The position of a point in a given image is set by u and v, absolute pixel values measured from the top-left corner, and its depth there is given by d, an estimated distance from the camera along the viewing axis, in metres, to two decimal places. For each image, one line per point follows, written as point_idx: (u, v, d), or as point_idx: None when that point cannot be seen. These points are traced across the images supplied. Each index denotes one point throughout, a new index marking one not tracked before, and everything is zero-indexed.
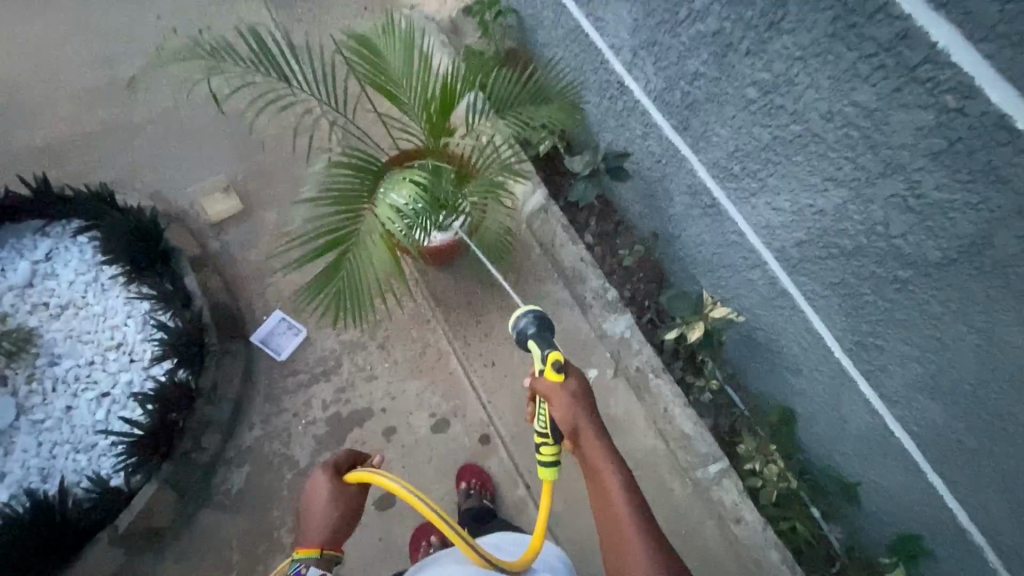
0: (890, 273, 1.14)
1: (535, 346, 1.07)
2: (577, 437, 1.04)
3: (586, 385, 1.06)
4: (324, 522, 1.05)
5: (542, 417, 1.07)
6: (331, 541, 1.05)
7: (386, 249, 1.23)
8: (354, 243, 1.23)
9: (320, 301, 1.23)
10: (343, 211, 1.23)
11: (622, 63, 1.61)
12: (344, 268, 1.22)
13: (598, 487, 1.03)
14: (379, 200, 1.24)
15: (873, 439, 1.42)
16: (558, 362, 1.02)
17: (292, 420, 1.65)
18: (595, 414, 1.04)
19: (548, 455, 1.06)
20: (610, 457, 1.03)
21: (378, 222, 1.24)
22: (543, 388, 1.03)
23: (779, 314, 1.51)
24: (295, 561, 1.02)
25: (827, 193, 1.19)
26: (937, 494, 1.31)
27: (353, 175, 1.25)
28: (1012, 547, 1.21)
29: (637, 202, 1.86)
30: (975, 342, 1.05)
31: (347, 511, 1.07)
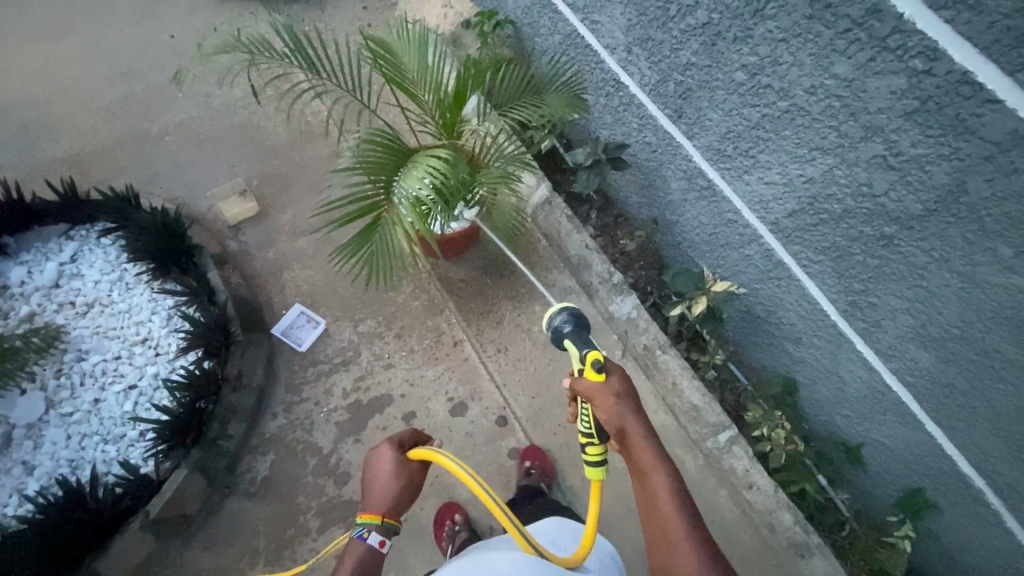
0: (877, 231, 1.24)
1: (573, 345, 1.14)
2: (624, 437, 1.06)
3: (627, 385, 1.09)
4: (386, 491, 1.10)
5: (586, 417, 1.09)
6: (392, 511, 1.09)
7: (414, 217, 1.26)
8: (385, 212, 1.30)
9: (353, 263, 1.30)
10: (375, 183, 1.31)
11: (617, 61, 1.74)
12: (375, 234, 1.28)
13: (646, 487, 1.03)
14: (408, 172, 1.30)
15: (873, 398, 1.50)
16: (597, 362, 1.07)
17: (314, 409, 1.69)
18: (641, 415, 1.07)
19: (594, 455, 1.07)
20: (660, 457, 1.04)
21: (407, 192, 1.27)
22: (585, 388, 1.07)
23: (776, 285, 1.61)
24: (358, 525, 1.07)
25: (814, 162, 1.30)
26: (936, 443, 1.39)
27: (383, 150, 1.33)
28: (1010, 486, 1.28)
29: (636, 193, 1.97)
30: (958, 286, 1.14)
31: (408, 484, 1.11)
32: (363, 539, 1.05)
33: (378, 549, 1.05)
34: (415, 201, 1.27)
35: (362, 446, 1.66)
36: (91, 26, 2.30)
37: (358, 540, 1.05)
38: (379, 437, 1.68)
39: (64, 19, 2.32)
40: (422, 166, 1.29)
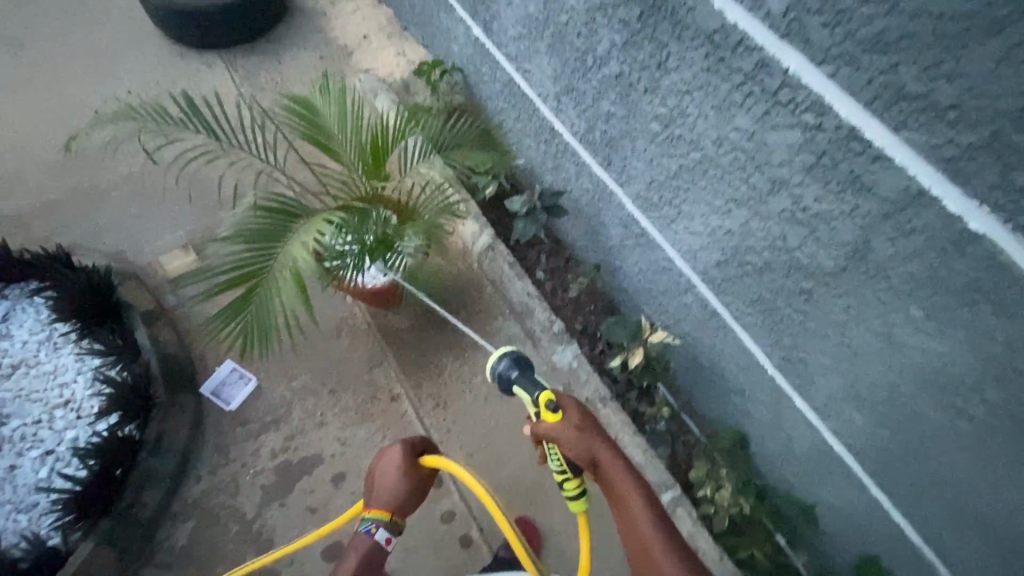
0: (797, 285, 1.18)
1: (522, 391, 1.10)
2: (594, 468, 1.08)
3: (585, 415, 1.11)
4: (394, 489, 1.16)
5: (556, 457, 1.10)
6: (400, 509, 1.15)
7: (296, 286, 1.25)
8: (263, 279, 1.25)
9: (226, 334, 1.24)
10: (253, 248, 1.27)
11: (550, 109, 1.72)
12: (251, 301, 1.23)
13: (626, 513, 1.06)
14: (294, 237, 1.28)
15: (818, 457, 1.40)
16: (550, 403, 1.08)
17: (240, 471, 1.63)
18: (606, 442, 1.09)
19: (574, 489, 1.09)
20: (630, 480, 1.07)
21: (289, 260, 1.26)
22: (548, 430, 1.07)
23: (715, 336, 1.53)
24: (367, 521, 1.12)
25: (731, 214, 1.25)
26: (884, 509, 1.28)
27: (271, 216, 1.30)
28: (960, 560, 1.17)
29: (581, 238, 1.91)
30: (878, 346, 1.07)
31: (416, 486, 1.18)
32: (370, 534, 1.10)
33: (383, 545, 1.10)
34: (297, 270, 1.25)
35: (287, 511, 1.59)
36: (51, 84, 2.35)
37: (366, 535, 1.10)
38: (305, 500, 1.60)
39: (26, 78, 2.37)
40: (313, 235, 1.29)
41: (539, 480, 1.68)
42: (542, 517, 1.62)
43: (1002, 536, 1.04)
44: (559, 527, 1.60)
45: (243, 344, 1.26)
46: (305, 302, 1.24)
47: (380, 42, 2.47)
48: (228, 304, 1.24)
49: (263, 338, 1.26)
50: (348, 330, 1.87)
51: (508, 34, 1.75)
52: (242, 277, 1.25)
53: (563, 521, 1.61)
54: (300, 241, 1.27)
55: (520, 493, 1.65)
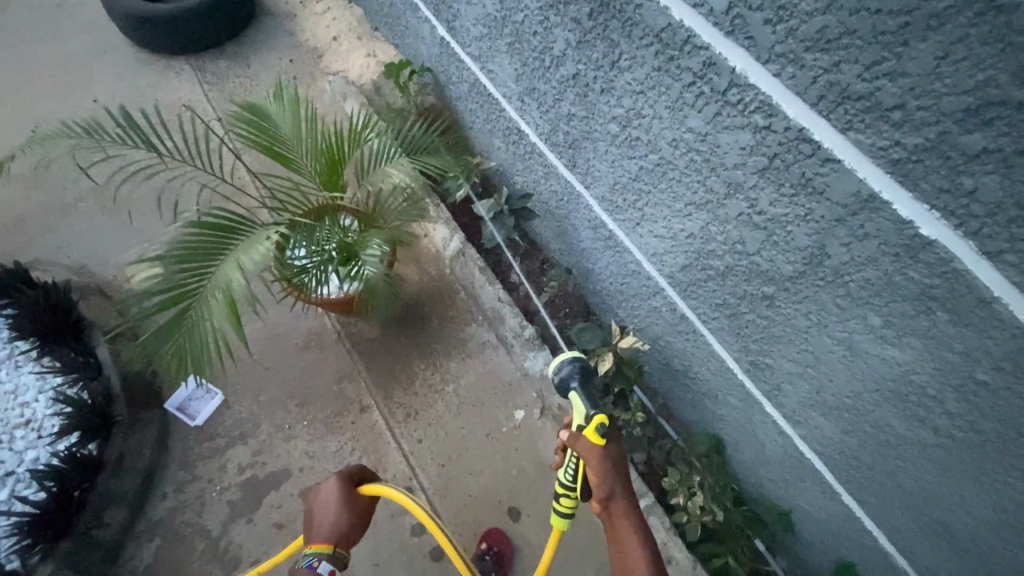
0: (758, 290, 1.14)
1: (580, 400, 1.18)
2: (607, 505, 1.08)
3: (622, 455, 1.12)
4: (334, 523, 1.19)
5: (574, 472, 1.12)
6: (342, 541, 1.18)
7: (227, 307, 1.21)
8: (197, 300, 1.22)
9: (163, 355, 1.22)
10: (189, 268, 1.23)
11: (515, 110, 1.68)
12: (181, 324, 1.21)
13: (620, 558, 1.06)
14: (233, 256, 1.25)
15: (791, 464, 1.36)
16: (602, 426, 1.10)
17: (206, 487, 1.60)
18: (628, 488, 1.10)
19: (566, 506, 1.12)
20: (636, 532, 1.07)
21: (224, 280, 1.22)
22: (583, 446, 1.10)
23: (686, 340, 1.49)
24: (308, 556, 1.13)
25: (692, 217, 1.21)
26: (856, 518, 1.24)
27: (213, 233, 1.27)
28: (933, 570, 1.12)
29: (552, 240, 1.86)
30: (840, 353, 1.03)
31: (356, 516, 1.21)
32: (313, 568, 1.11)
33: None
34: (230, 290, 1.21)
35: (254, 528, 1.56)
36: (17, 96, 2.32)
37: (308, 570, 1.10)
38: (272, 516, 1.58)
39: None
40: (252, 253, 1.25)
41: (511, 491, 1.64)
42: (516, 527, 1.59)
43: (973, 548, 1.00)
44: (533, 538, 1.58)
45: (180, 367, 1.23)
46: (235, 325, 1.20)
47: (350, 43, 2.43)
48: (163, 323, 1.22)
49: (198, 361, 1.22)
50: (317, 340, 1.83)
51: (470, 33, 1.71)
52: (177, 297, 1.22)
53: (536, 532, 1.58)
54: (235, 263, 1.23)
55: (493, 504, 1.62)
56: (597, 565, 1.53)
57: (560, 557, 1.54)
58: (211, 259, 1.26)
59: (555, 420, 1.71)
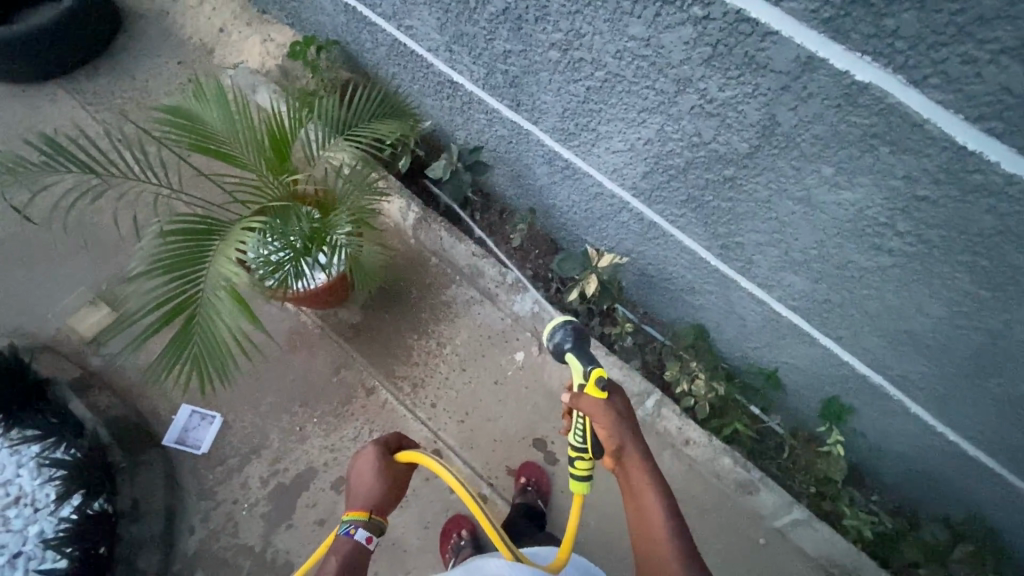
0: (719, 175, 1.25)
1: (575, 360, 1.10)
2: (619, 455, 1.10)
3: (628, 407, 1.13)
4: (371, 491, 1.22)
5: (583, 432, 1.11)
6: (378, 509, 1.21)
7: (235, 302, 1.18)
8: (199, 304, 1.18)
9: (178, 370, 1.16)
10: (178, 276, 1.18)
11: (444, 62, 1.68)
12: (193, 331, 1.15)
13: (638, 507, 1.08)
14: (222, 253, 1.21)
15: (770, 328, 1.52)
16: (601, 380, 1.08)
17: (233, 508, 1.58)
18: (638, 436, 1.11)
19: (582, 469, 1.11)
20: (651, 481, 1.09)
21: (220, 277, 1.19)
22: (586, 403, 1.08)
23: (658, 245, 1.60)
24: (346, 523, 1.18)
25: (647, 123, 1.29)
26: (835, 355, 1.41)
27: (188, 238, 1.21)
28: (904, 377, 1.31)
29: (508, 185, 1.88)
30: (801, 211, 1.16)
31: (391, 485, 1.25)
32: (350, 535, 1.16)
33: (365, 544, 1.16)
34: (233, 285, 1.18)
35: (296, 531, 1.56)
36: None
37: (347, 537, 1.15)
38: (309, 515, 1.58)
39: None
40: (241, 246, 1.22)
41: (532, 427, 1.72)
42: (547, 455, 1.69)
43: (933, 345, 1.18)
44: (564, 460, 1.68)
45: (198, 377, 1.18)
46: (250, 316, 1.18)
47: (239, 32, 2.26)
48: (169, 340, 1.16)
49: (220, 366, 1.19)
50: (303, 338, 1.80)
51: None
52: (176, 308, 1.16)
53: (565, 455, 1.69)
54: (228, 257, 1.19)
55: (519, 442, 1.70)
56: None
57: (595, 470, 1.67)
58: (198, 264, 1.21)
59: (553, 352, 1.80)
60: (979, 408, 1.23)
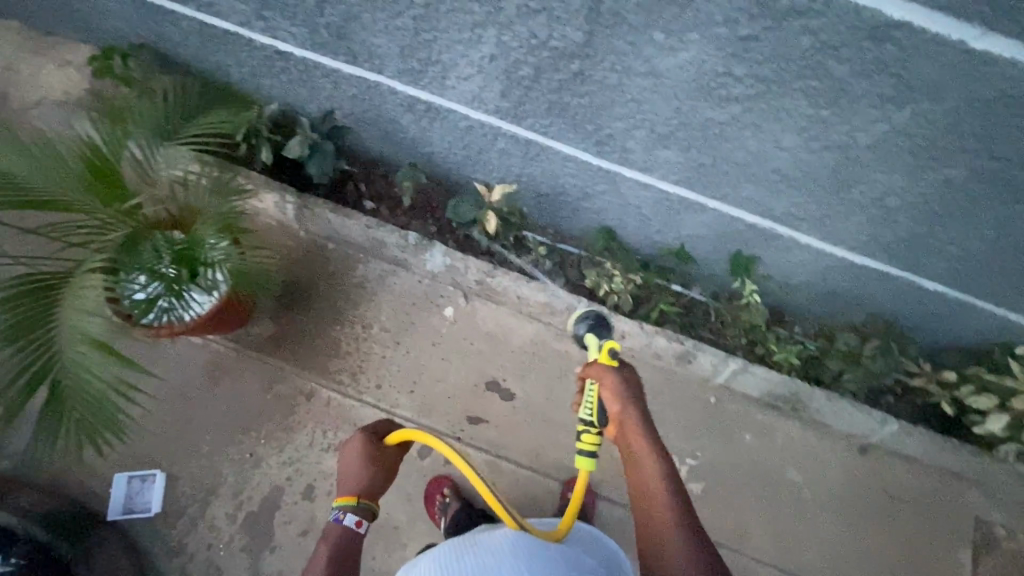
0: (569, 71, 1.23)
1: (591, 337, 1.21)
2: (621, 423, 1.13)
3: (636, 378, 1.17)
4: (359, 476, 1.22)
5: (590, 403, 1.14)
6: (367, 493, 1.22)
7: (103, 352, 1.10)
8: (61, 365, 1.09)
9: (62, 439, 1.07)
10: (27, 341, 1.08)
11: (263, 34, 1.54)
12: (62, 394, 1.07)
13: (638, 472, 1.09)
14: (71, 306, 1.12)
15: (665, 208, 1.57)
16: (613, 350, 1.17)
17: (209, 552, 1.53)
18: (643, 404, 1.14)
19: (589, 444, 1.10)
20: (653, 446, 1.09)
21: (77, 331, 1.10)
22: (597, 371, 1.15)
23: (542, 161, 1.59)
24: (335, 508, 1.19)
25: (484, 39, 1.25)
26: (726, 214, 1.49)
27: (27, 301, 1.11)
28: (786, 213, 1.40)
29: (381, 145, 1.80)
30: (651, 84, 1.18)
31: (380, 468, 1.25)
32: (339, 520, 1.17)
33: (354, 528, 1.17)
34: (96, 336, 1.11)
35: (281, 550, 1.54)
36: None
37: (335, 522, 1.17)
38: (290, 530, 1.56)
39: None
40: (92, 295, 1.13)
41: (481, 373, 1.74)
42: (504, 395, 1.72)
43: (800, 176, 1.26)
44: (520, 392, 1.73)
45: (86, 441, 1.08)
46: (125, 361, 1.10)
47: (28, 62, 1.96)
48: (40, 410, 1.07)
49: (109, 422, 1.09)
50: (222, 366, 1.70)
51: None
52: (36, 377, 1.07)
53: (520, 387, 1.73)
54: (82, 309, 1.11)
55: (474, 391, 1.72)
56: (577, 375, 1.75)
57: (551, 393, 1.73)
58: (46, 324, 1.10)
59: (479, 297, 1.80)
60: (852, 220, 1.33)
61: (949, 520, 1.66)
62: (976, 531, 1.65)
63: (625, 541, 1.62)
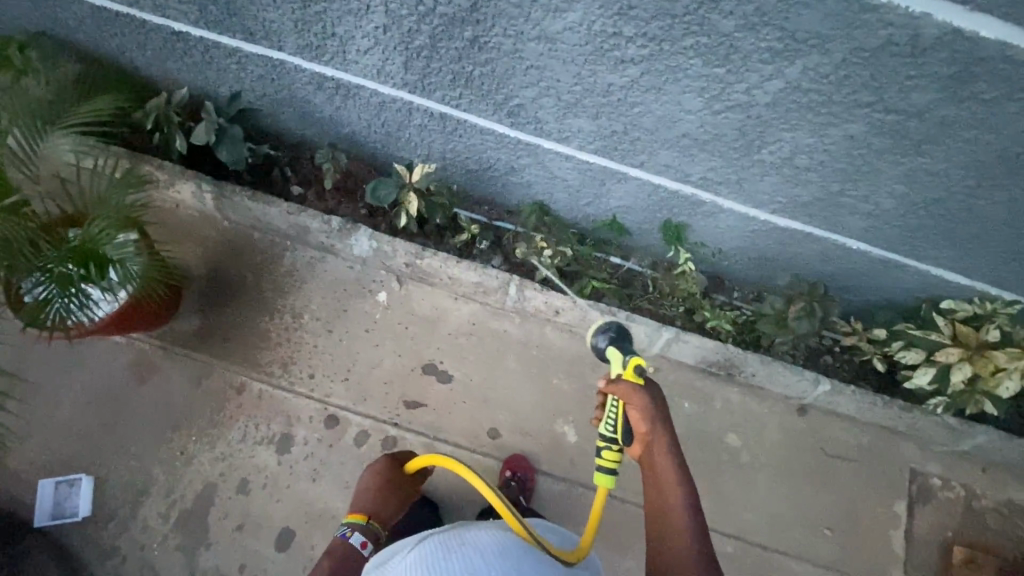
0: (463, 37, 1.18)
1: (617, 353, 1.16)
2: (647, 442, 1.07)
3: (662, 398, 1.11)
4: (368, 496, 1.36)
5: (614, 420, 1.09)
6: (375, 515, 1.33)
7: None
8: None
9: None
10: None
11: (154, 14, 1.46)
12: None
13: (659, 492, 1.03)
14: None
15: (589, 178, 1.53)
16: (639, 368, 1.11)
17: (143, 552, 1.51)
18: (670, 428, 1.08)
19: (609, 461, 1.08)
20: (678, 472, 1.04)
21: None
22: (621, 388, 1.07)
23: (461, 136, 1.54)
24: (345, 525, 1.31)
25: (373, 9, 1.20)
26: (648, 182, 1.46)
27: None
28: (704, 178, 1.37)
29: (301, 127, 1.73)
30: (546, 49, 1.14)
31: (392, 494, 1.37)
32: (346, 536, 1.29)
33: (358, 548, 1.27)
34: None
35: (217, 546, 1.53)
36: None
37: (343, 539, 1.28)
38: (225, 526, 1.54)
39: None
40: None
41: (417, 358, 1.71)
42: (441, 377, 1.70)
43: (709, 138, 1.22)
44: (457, 374, 1.70)
45: None
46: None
47: None
48: None
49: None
50: (147, 364, 1.65)
51: None
52: None
53: (457, 369, 1.71)
54: None
55: (411, 376, 1.70)
56: (515, 354, 1.73)
57: (489, 373, 1.71)
58: None
59: (413, 280, 1.76)
60: (767, 182, 1.31)
61: (885, 475, 1.69)
62: (911, 482, 1.68)
63: (566, 513, 1.63)
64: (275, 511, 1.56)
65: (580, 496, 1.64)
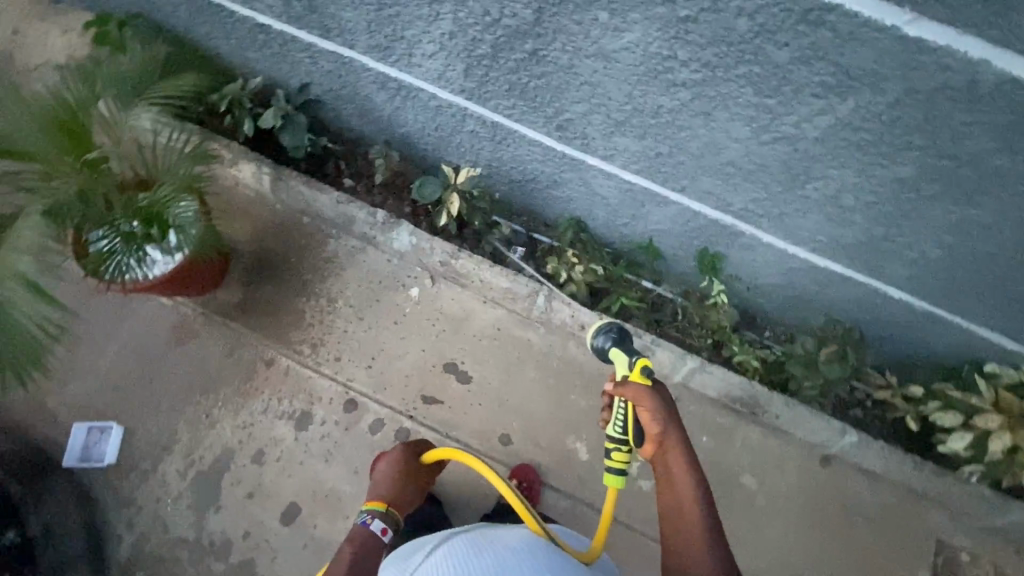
0: (523, 49, 1.24)
1: (620, 355, 1.17)
2: (659, 444, 1.06)
3: (671, 398, 1.10)
4: (388, 484, 1.36)
5: (624, 419, 1.08)
6: (394, 504, 1.31)
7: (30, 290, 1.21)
8: None
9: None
10: None
11: (243, 7, 1.60)
12: None
13: (672, 495, 1.03)
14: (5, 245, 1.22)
15: (629, 199, 1.55)
16: (646, 369, 1.11)
17: (158, 506, 1.57)
18: (681, 428, 1.07)
19: (619, 462, 1.07)
20: (691, 474, 1.03)
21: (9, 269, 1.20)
22: (631, 391, 1.06)
23: (510, 145, 1.59)
24: (364, 511, 1.25)
25: (442, 16, 1.28)
26: (687, 208, 1.47)
27: None
28: (745, 209, 1.37)
29: (360, 123, 1.82)
30: (601, 67, 1.18)
31: (410, 484, 1.38)
32: (367, 523, 1.22)
33: (380, 534, 1.21)
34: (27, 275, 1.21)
35: (226, 511, 1.57)
36: None
37: (364, 525, 1.21)
38: (236, 492, 1.59)
39: None
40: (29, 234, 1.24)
41: (439, 355, 1.74)
42: (460, 377, 1.72)
43: (753, 168, 1.23)
44: (477, 376, 1.72)
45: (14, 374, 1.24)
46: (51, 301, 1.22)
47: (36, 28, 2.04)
48: None
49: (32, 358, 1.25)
50: (187, 328, 1.74)
51: None
52: None
53: (477, 372, 1.73)
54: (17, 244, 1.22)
55: (431, 372, 1.73)
56: (536, 364, 1.74)
57: (508, 380, 1.72)
58: None
59: (445, 279, 1.80)
60: (809, 219, 1.30)
61: (910, 541, 1.59)
62: (938, 554, 1.58)
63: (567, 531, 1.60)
64: (285, 485, 1.60)
65: (584, 515, 1.61)
